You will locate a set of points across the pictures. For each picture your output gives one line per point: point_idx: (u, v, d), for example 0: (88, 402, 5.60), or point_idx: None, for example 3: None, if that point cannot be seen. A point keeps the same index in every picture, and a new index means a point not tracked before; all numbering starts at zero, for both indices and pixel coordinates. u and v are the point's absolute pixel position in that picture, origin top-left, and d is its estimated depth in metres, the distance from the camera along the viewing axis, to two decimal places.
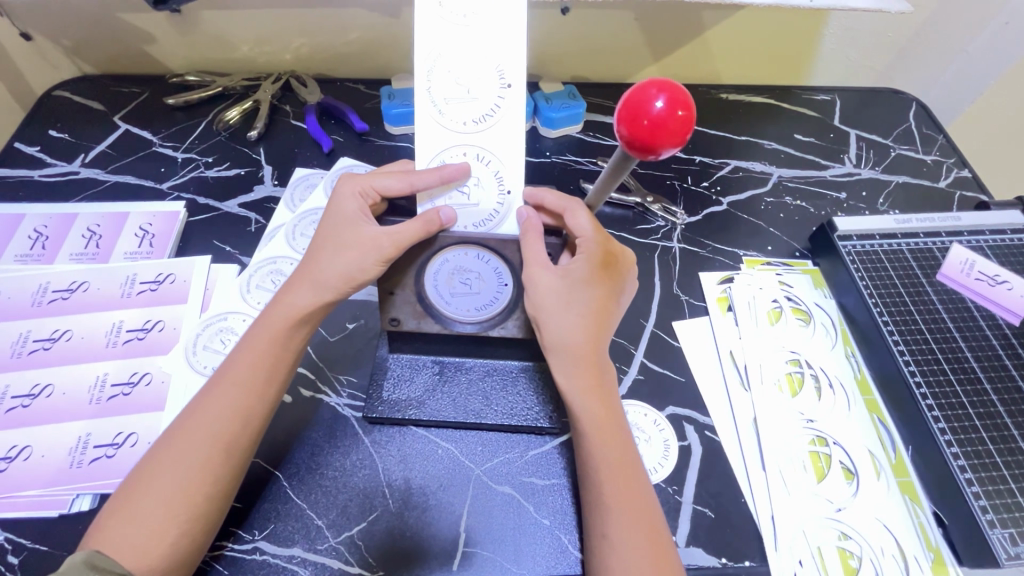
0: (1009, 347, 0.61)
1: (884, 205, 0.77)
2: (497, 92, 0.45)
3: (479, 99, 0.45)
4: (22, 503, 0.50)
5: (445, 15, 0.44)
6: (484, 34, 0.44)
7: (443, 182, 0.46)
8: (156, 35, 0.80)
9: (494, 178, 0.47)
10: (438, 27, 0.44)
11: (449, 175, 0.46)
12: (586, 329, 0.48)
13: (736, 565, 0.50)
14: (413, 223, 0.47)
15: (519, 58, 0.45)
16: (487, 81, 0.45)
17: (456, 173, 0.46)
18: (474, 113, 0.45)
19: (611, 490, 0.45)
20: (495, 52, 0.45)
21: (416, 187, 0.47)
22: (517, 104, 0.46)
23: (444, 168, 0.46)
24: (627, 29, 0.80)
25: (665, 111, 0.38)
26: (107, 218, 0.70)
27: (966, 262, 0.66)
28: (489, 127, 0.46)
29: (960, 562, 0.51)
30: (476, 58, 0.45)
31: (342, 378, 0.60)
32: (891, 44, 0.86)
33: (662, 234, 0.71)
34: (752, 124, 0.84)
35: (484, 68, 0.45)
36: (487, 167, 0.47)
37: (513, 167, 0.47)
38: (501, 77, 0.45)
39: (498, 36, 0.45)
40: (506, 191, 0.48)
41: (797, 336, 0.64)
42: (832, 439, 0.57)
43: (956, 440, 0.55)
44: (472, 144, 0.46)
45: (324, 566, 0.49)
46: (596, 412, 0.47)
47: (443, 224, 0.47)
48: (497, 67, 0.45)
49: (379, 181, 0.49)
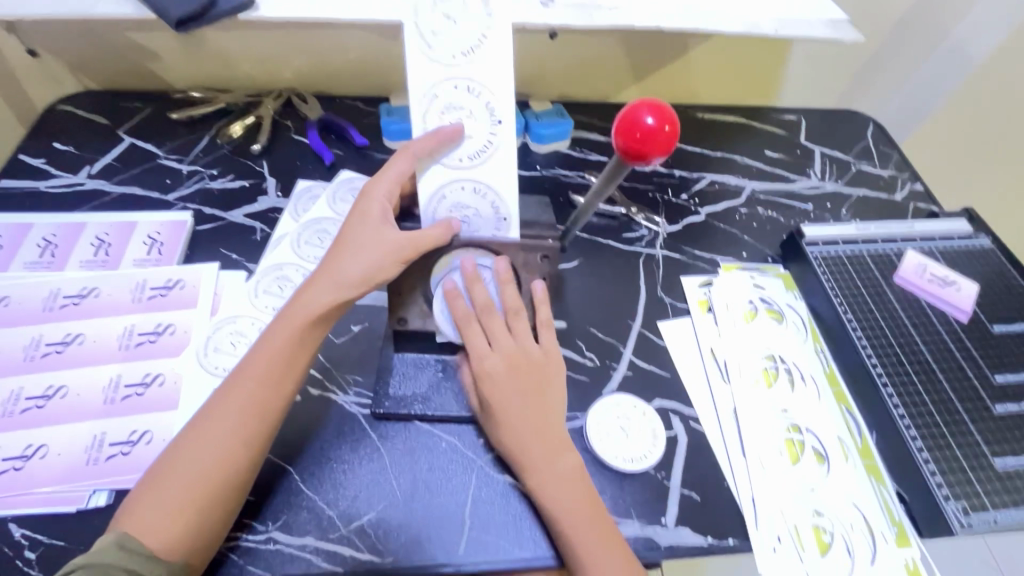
0: (959, 341, 0.67)
1: (847, 215, 0.84)
2: (489, 129, 0.50)
3: (474, 137, 0.50)
4: (40, 498, 0.52)
5: (435, 55, 0.49)
6: (471, 74, 0.49)
7: (441, 147, 0.49)
8: (162, 53, 0.84)
9: (491, 208, 0.52)
10: (428, 66, 0.49)
11: (443, 136, 0.49)
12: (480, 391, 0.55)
13: (720, 543, 0.54)
14: (431, 229, 0.51)
15: (506, 96, 0.50)
16: (480, 118, 0.50)
17: (453, 134, 0.49)
18: (469, 150, 0.51)
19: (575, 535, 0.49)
20: (488, 88, 0.50)
21: (415, 152, 0.49)
22: (508, 137, 0.51)
23: (438, 134, 0.49)
24: (610, 51, 0.87)
25: (655, 125, 0.43)
26: (115, 227, 0.72)
27: (920, 266, 0.72)
28: (483, 162, 0.51)
29: (921, 535, 0.57)
30: (468, 98, 0.50)
31: (349, 377, 0.63)
32: (845, 69, 0.94)
33: (646, 242, 0.77)
34: (725, 140, 0.91)
35: (476, 107, 0.50)
36: (481, 196, 0.52)
37: (508, 197, 0.52)
38: (491, 114, 0.50)
39: (486, 76, 0.49)
40: (503, 217, 0.53)
41: (771, 333, 0.69)
42: (805, 426, 0.62)
43: (914, 425, 0.60)
44: (469, 178, 0.51)
45: (336, 554, 0.52)
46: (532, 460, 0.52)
47: (456, 232, 0.52)
48: (488, 105, 0.50)
49: (388, 173, 0.52)
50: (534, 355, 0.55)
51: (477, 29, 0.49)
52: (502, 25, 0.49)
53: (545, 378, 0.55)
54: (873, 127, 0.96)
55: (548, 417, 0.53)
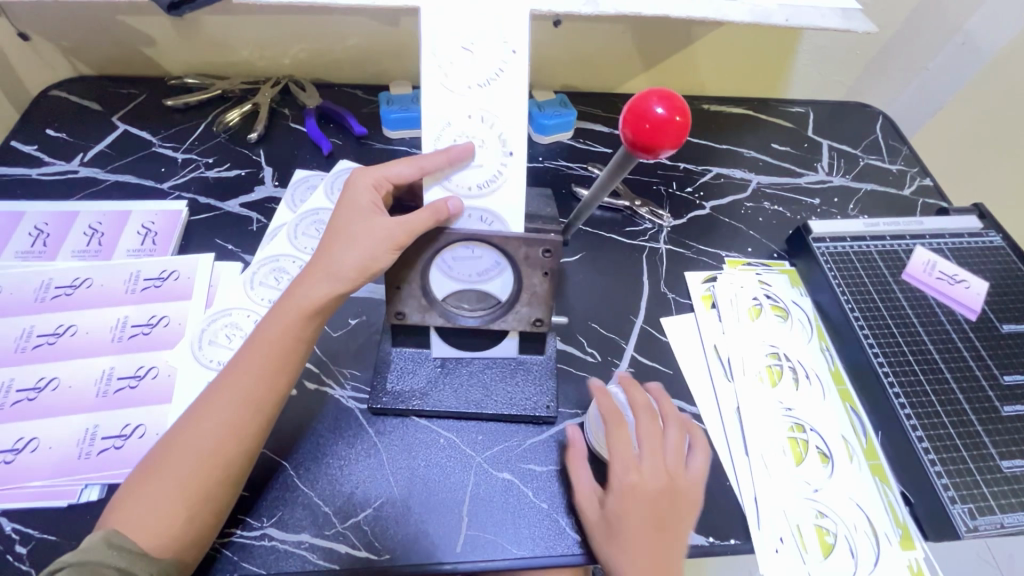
0: (967, 340, 0.66)
1: (854, 210, 0.82)
2: (500, 160, 0.48)
3: (484, 166, 0.48)
4: (30, 493, 0.51)
5: (450, 85, 0.46)
6: (485, 105, 0.47)
7: (450, 165, 0.48)
8: (157, 38, 0.82)
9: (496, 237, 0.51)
10: (442, 96, 0.47)
11: (455, 156, 0.47)
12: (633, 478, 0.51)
13: (721, 543, 0.54)
14: (422, 213, 0.48)
15: (520, 130, 0.48)
16: (491, 149, 0.48)
17: (461, 154, 0.47)
18: (479, 179, 0.49)
19: None
20: (502, 117, 0.47)
21: (425, 169, 0.47)
22: (518, 170, 0.48)
23: (451, 149, 0.47)
24: (616, 40, 0.85)
25: (665, 115, 0.41)
26: (108, 216, 0.71)
27: (928, 263, 0.71)
28: (492, 191, 0.49)
29: (926, 537, 0.56)
30: (480, 128, 0.47)
31: (346, 371, 0.62)
32: (855, 62, 0.93)
33: (650, 236, 0.76)
34: (732, 133, 0.89)
35: (488, 138, 0.48)
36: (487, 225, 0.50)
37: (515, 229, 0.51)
38: (503, 145, 0.48)
39: (502, 109, 0.47)
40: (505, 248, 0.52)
41: (776, 331, 0.68)
42: (810, 426, 0.61)
43: (921, 426, 0.59)
44: (476, 207, 0.50)
45: (332, 551, 0.51)
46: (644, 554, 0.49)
47: (451, 214, 0.49)
48: (501, 138, 0.48)
49: (388, 170, 0.51)
50: (682, 483, 0.52)
51: (495, 60, 0.46)
52: (521, 58, 0.46)
53: (685, 507, 0.51)
54: (882, 121, 0.94)
55: (674, 545, 0.50)
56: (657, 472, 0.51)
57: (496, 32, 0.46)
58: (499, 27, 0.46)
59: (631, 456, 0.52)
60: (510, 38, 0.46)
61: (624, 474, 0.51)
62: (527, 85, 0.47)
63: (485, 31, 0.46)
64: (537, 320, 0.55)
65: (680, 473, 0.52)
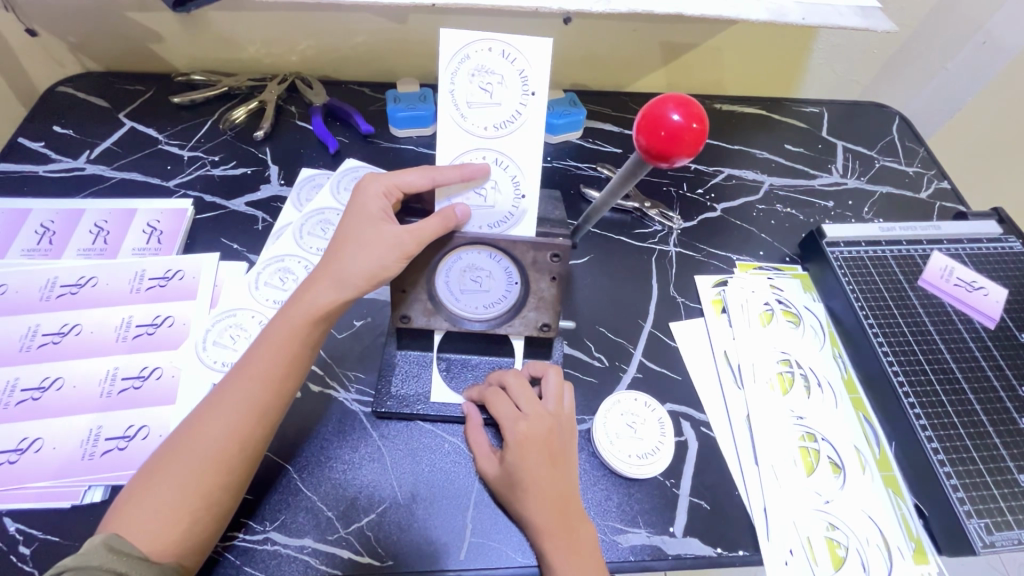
0: (985, 350, 0.65)
1: (869, 214, 0.80)
2: (512, 201, 0.48)
3: (496, 207, 0.49)
4: (33, 494, 0.51)
5: (466, 126, 0.46)
6: (501, 143, 0.46)
7: (463, 180, 0.46)
8: (164, 34, 0.81)
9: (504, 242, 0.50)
10: (458, 136, 0.47)
11: (470, 173, 0.46)
12: (523, 432, 0.50)
13: (729, 554, 0.53)
14: (432, 219, 0.47)
15: (534, 173, 0.47)
16: (505, 189, 0.48)
17: (476, 172, 0.46)
18: (490, 218, 0.49)
19: (561, 561, 0.46)
20: (516, 158, 0.47)
21: (437, 180, 0.46)
22: (529, 213, 0.49)
23: (465, 165, 0.46)
24: (628, 38, 0.83)
25: (682, 123, 0.40)
26: (114, 214, 0.70)
27: (946, 269, 0.70)
28: (504, 231, 0.50)
29: (939, 551, 0.55)
30: (494, 170, 0.47)
31: (351, 374, 0.62)
32: (873, 60, 0.90)
33: (659, 239, 0.74)
34: (744, 133, 0.87)
35: (501, 179, 0.47)
36: (496, 232, 0.50)
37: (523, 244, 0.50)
38: (516, 188, 0.48)
39: (518, 151, 0.47)
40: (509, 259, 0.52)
41: (788, 337, 0.67)
42: (821, 435, 0.60)
43: (936, 436, 0.58)
44: (486, 229, 0.50)
45: (336, 557, 0.51)
46: (547, 501, 0.48)
47: (461, 220, 0.48)
48: (514, 180, 0.47)
49: (400, 178, 0.50)
50: (563, 422, 0.53)
51: (513, 102, 0.45)
52: (540, 102, 0.45)
53: (570, 445, 0.52)
54: (899, 121, 0.92)
55: (570, 482, 0.50)
56: (541, 417, 0.51)
57: (516, 74, 0.45)
58: (518, 69, 0.45)
59: (515, 407, 0.52)
60: (529, 80, 0.45)
61: (513, 426, 0.51)
62: (544, 128, 0.46)
63: (505, 72, 0.45)
64: (544, 325, 0.54)
65: (560, 415, 0.53)
